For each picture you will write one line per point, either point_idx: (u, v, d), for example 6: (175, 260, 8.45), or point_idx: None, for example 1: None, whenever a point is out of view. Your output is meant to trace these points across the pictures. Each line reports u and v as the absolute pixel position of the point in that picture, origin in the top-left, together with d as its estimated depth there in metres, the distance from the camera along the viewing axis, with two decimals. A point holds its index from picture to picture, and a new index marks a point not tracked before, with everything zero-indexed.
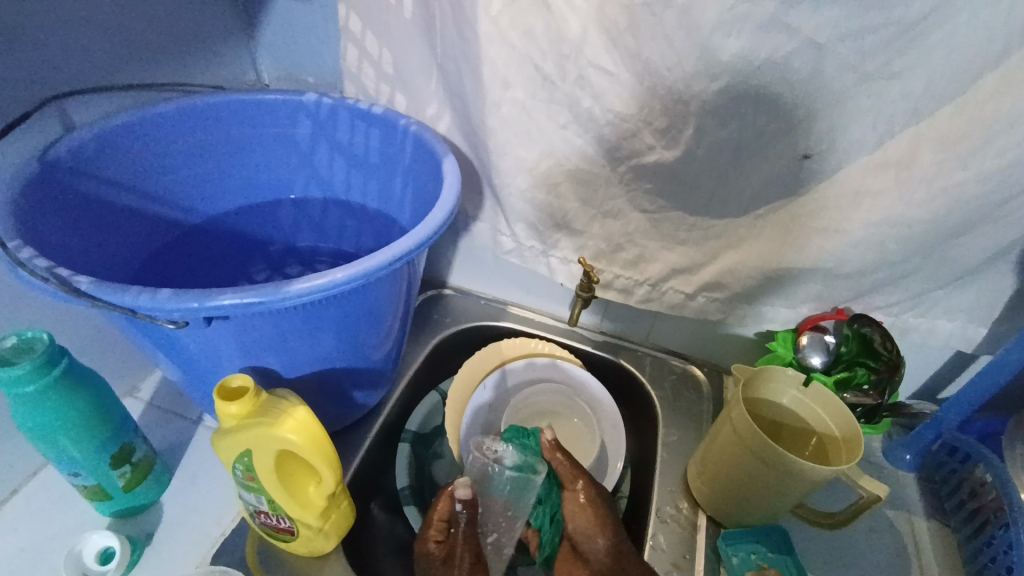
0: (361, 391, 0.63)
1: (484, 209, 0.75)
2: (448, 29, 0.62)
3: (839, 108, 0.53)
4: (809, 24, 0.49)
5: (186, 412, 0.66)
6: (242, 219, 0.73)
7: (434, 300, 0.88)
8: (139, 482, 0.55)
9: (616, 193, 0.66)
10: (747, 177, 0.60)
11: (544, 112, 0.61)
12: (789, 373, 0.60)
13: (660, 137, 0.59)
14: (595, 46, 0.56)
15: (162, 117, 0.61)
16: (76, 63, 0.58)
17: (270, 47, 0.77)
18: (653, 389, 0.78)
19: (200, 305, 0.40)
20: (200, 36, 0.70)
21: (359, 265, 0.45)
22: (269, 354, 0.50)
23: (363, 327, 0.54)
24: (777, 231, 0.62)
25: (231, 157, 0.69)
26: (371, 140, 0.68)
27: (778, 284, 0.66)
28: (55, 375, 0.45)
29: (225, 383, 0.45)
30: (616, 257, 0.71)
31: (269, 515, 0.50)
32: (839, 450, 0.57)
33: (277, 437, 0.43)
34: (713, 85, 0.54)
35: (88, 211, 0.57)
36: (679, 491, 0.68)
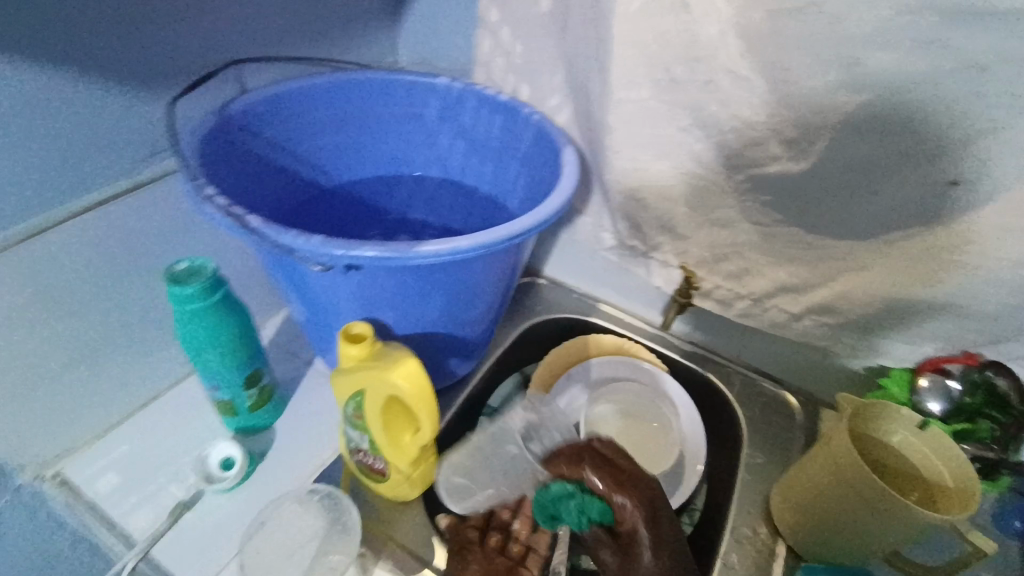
0: (456, 359, 0.67)
1: (590, 204, 0.76)
2: (584, 26, 0.63)
3: (997, 136, 0.49)
4: (971, 45, 0.47)
5: (299, 354, 0.73)
6: (367, 188, 0.79)
7: (527, 288, 0.90)
8: (261, 406, 0.62)
9: (729, 201, 0.64)
10: (878, 199, 0.57)
11: (667, 114, 0.62)
12: (904, 412, 0.56)
13: (787, 148, 0.57)
14: (730, 51, 0.56)
15: (318, 88, 0.68)
16: (257, 35, 0.66)
17: (411, 33, 0.83)
18: (741, 408, 0.76)
19: (344, 253, 0.45)
20: (355, 19, 0.77)
21: (481, 237, 0.48)
22: (386, 309, 0.55)
23: (469, 298, 0.58)
24: (905, 261, 0.58)
25: (367, 130, 0.75)
26: (494, 126, 0.71)
27: (896, 316, 0.62)
28: (215, 298, 0.52)
29: (348, 328, 0.50)
30: (719, 267, 0.70)
31: (367, 455, 0.55)
32: (948, 500, 0.54)
33: (388, 382, 0.47)
34: (855, 98, 0.52)
35: (250, 163, 0.65)
36: (757, 515, 0.66)
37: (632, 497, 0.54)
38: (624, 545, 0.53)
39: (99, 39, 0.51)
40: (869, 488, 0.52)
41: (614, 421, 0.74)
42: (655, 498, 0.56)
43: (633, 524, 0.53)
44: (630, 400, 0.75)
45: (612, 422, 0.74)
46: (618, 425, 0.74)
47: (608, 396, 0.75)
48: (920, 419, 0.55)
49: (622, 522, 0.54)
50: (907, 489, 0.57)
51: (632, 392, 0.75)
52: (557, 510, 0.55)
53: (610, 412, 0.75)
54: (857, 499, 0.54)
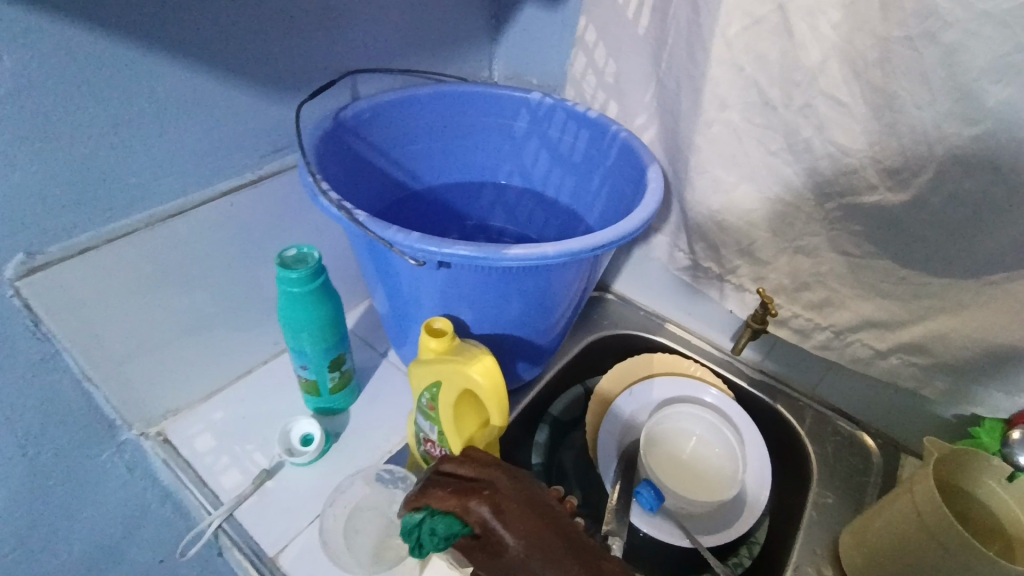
0: (523, 363, 0.69)
1: (668, 223, 0.76)
2: (679, 47, 0.64)
3: None
4: None
5: (375, 345, 0.78)
6: (452, 194, 0.83)
7: (595, 301, 0.91)
8: (341, 389, 0.66)
9: (816, 229, 0.63)
10: (985, 237, 0.53)
11: (759, 137, 0.61)
12: (998, 465, 0.52)
13: (886, 178, 0.56)
14: (832, 77, 0.55)
15: (419, 97, 0.72)
16: (371, 47, 0.71)
17: (505, 50, 0.87)
18: (812, 444, 0.73)
19: (439, 250, 0.48)
20: (457, 34, 0.81)
21: (566, 245, 0.50)
22: (466, 308, 0.58)
23: (544, 304, 0.60)
24: (1010, 303, 0.55)
25: (458, 139, 0.79)
26: (579, 141, 0.73)
27: (998, 362, 0.58)
28: (316, 284, 0.56)
29: (431, 322, 0.53)
30: (799, 296, 0.68)
31: (434, 446, 0.58)
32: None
33: (466, 374, 0.49)
34: (969, 130, 0.49)
35: (353, 164, 0.70)
36: (823, 555, 0.63)
37: (484, 500, 0.49)
38: (491, 552, 0.48)
39: (241, 46, 0.57)
40: (946, 533, 0.50)
41: (681, 444, 0.73)
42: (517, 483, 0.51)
43: (488, 526, 0.48)
44: (703, 429, 0.73)
45: (676, 444, 0.73)
46: (684, 448, 0.73)
47: (681, 421, 0.74)
48: (1010, 471, 0.51)
49: (479, 525, 0.49)
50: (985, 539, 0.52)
51: (706, 420, 0.73)
52: (422, 538, 0.49)
53: (679, 435, 0.73)
54: (931, 545, 0.51)
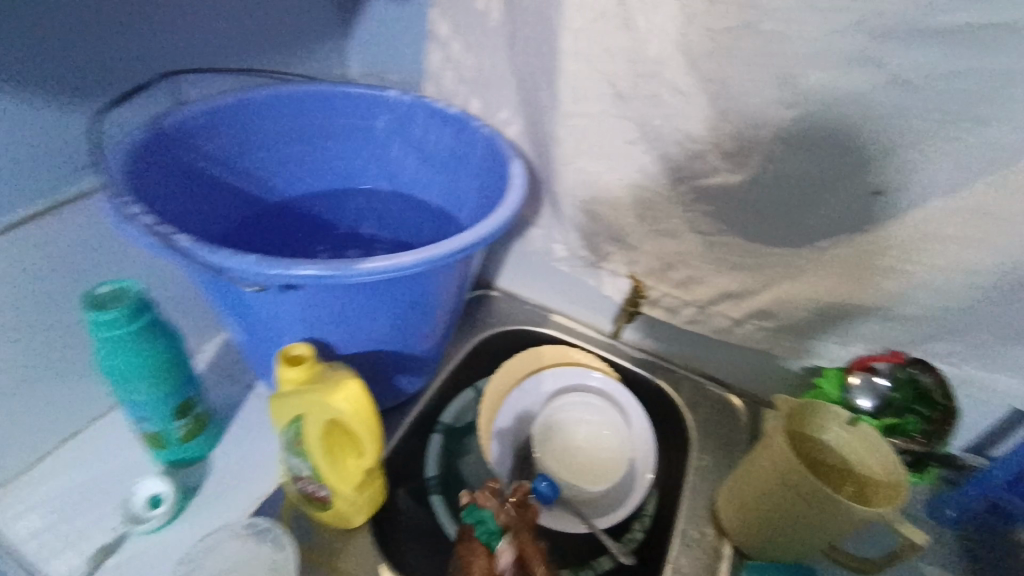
0: (405, 376, 0.65)
1: (540, 216, 0.76)
2: (531, 39, 0.64)
3: (918, 150, 0.52)
4: (896, 62, 0.49)
5: (241, 377, 0.71)
6: (314, 203, 0.76)
7: (481, 300, 0.90)
8: (194, 436, 0.60)
9: (674, 212, 0.66)
10: (812, 210, 0.59)
11: (614, 127, 0.63)
12: (835, 411, 0.58)
13: (726, 160, 0.60)
14: (673, 68, 0.57)
15: (260, 100, 0.65)
16: (193, 45, 0.62)
17: (358, 45, 0.81)
18: (689, 413, 0.78)
19: (284, 273, 0.43)
20: (303, 29, 0.75)
21: (428, 253, 0.47)
22: (331, 329, 0.53)
23: (416, 313, 0.56)
24: (836, 266, 0.61)
25: (312, 144, 0.73)
26: (443, 138, 0.71)
27: (833, 319, 0.65)
28: (141, 324, 0.50)
29: (288, 350, 0.49)
30: (666, 276, 0.72)
31: (309, 482, 0.53)
32: (880, 496, 0.55)
33: (331, 406, 0.46)
34: (789, 114, 0.54)
35: (186, 180, 0.62)
36: (705, 516, 0.67)
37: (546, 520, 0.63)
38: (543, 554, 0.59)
39: (5, 46, 0.47)
40: (807, 486, 0.54)
41: (570, 430, 0.75)
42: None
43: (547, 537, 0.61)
44: (593, 413, 0.76)
45: (566, 430, 0.75)
46: (574, 434, 0.75)
47: (569, 409, 0.76)
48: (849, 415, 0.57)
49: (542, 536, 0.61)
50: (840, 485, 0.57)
51: (594, 405, 0.76)
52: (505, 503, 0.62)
53: (566, 422, 0.75)
54: (795, 497, 0.56)
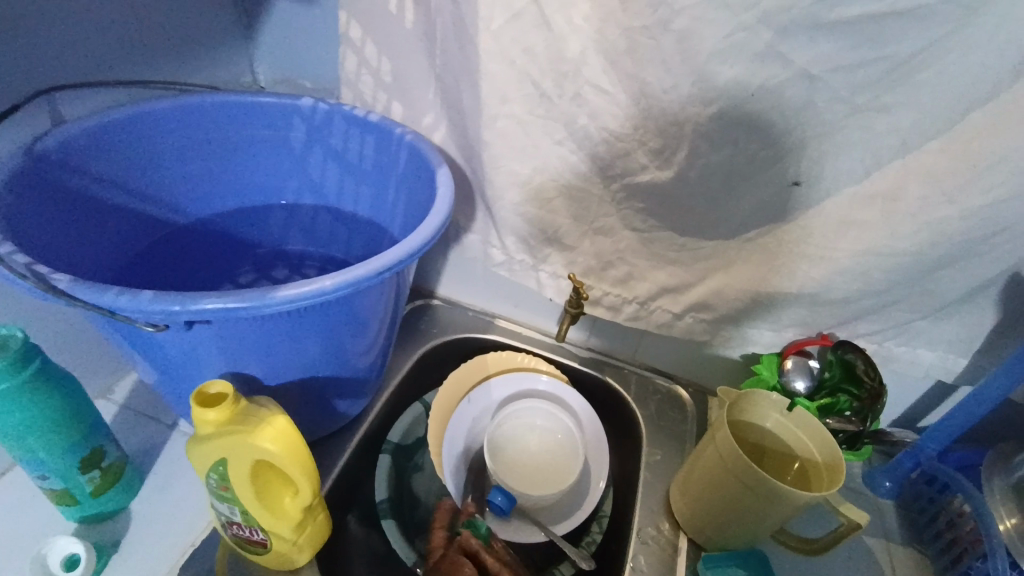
0: (344, 400, 0.62)
1: (475, 221, 0.75)
2: (449, 41, 0.62)
3: (830, 140, 0.54)
4: (803, 56, 0.50)
5: (161, 417, 0.66)
6: (232, 222, 0.72)
7: (422, 310, 0.87)
8: (109, 487, 0.55)
9: (608, 210, 0.66)
10: (738, 202, 0.60)
11: (540, 128, 0.62)
12: (773, 397, 0.59)
13: (653, 157, 0.60)
14: (593, 67, 0.57)
15: (156, 115, 0.60)
16: (69, 58, 0.57)
17: (268, 51, 0.77)
18: (638, 408, 0.78)
19: (183, 307, 0.39)
20: (198, 35, 0.70)
21: (348, 273, 0.44)
22: (252, 361, 0.50)
23: (347, 335, 0.53)
24: (765, 255, 0.63)
25: (223, 159, 0.68)
26: (365, 147, 0.67)
27: (766, 307, 0.66)
28: (28, 373, 0.45)
29: (203, 388, 0.44)
30: (605, 274, 0.71)
31: (242, 527, 0.49)
32: (821, 479, 0.57)
33: (255, 446, 0.42)
34: (707, 109, 0.55)
35: (74, 206, 0.56)
36: (660, 512, 0.67)
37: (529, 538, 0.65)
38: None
39: None
40: (752, 476, 0.55)
41: (521, 438, 0.73)
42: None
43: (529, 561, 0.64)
44: (544, 418, 0.74)
45: (516, 438, 0.73)
46: (525, 442, 0.73)
47: (520, 416, 0.74)
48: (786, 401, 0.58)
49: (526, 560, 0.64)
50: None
51: (545, 410, 0.74)
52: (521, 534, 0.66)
53: (517, 430, 0.73)
54: (742, 488, 0.56)
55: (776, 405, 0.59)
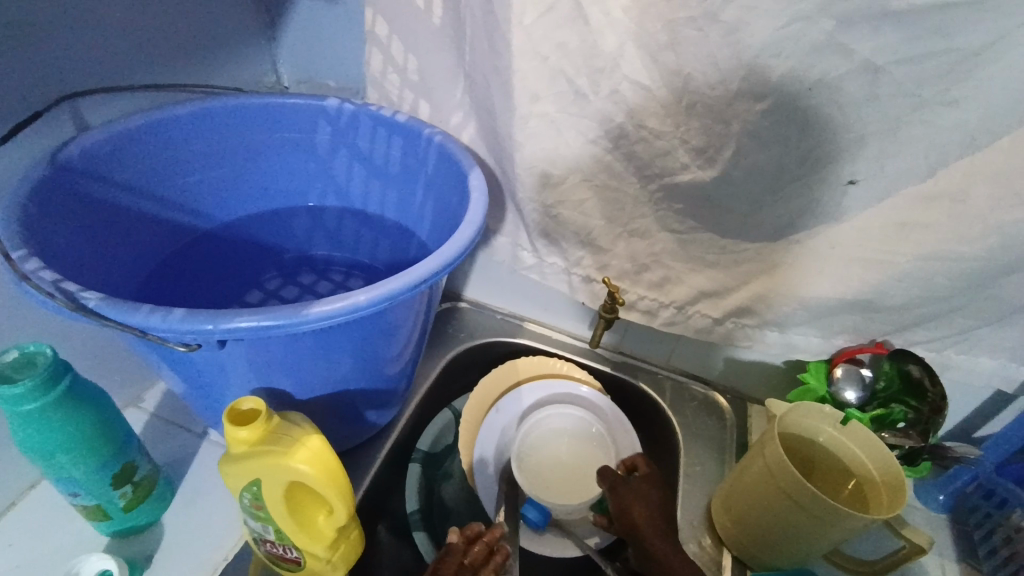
0: (374, 410, 0.60)
1: (504, 223, 0.72)
2: (478, 37, 0.59)
3: (890, 136, 0.50)
4: (865, 46, 0.46)
5: (190, 426, 0.65)
6: (257, 227, 0.71)
7: (449, 313, 0.85)
8: (141, 502, 0.54)
9: (644, 212, 0.63)
10: (786, 203, 0.57)
11: (575, 126, 0.59)
12: (825, 410, 0.56)
13: (696, 156, 0.57)
14: (632, 61, 0.53)
15: (180, 120, 0.59)
16: (92, 63, 0.56)
17: (291, 50, 0.75)
18: (674, 415, 0.75)
19: (213, 326, 0.38)
20: (220, 37, 0.69)
21: (382, 287, 0.42)
22: (282, 375, 0.48)
23: (379, 347, 0.52)
24: (814, 258, 0.59)
25: (247, 164, 0.66)
26: (392, 148, 0.65)
27: (814, 313, 0.62)
28: (58, 392, 0.44)
29: (236, 406, 0.43)
30: (641, 278, 0.68)
31: (276, 545, 0.48)
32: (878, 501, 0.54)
33: (290, 468, 0.41)
34: (758, 105, 0.51)
35: (99, 215, 0.55)
36: (701, 526, 0.65)
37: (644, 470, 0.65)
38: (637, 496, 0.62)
39: None
40: (809, 498, 0.52)
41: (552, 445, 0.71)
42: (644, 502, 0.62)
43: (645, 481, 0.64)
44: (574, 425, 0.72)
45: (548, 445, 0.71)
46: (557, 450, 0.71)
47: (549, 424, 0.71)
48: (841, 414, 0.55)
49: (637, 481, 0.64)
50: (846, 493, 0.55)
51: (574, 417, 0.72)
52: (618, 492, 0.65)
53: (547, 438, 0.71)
54: (796, 510, 0.53)
55: (830, 418, 0.57)
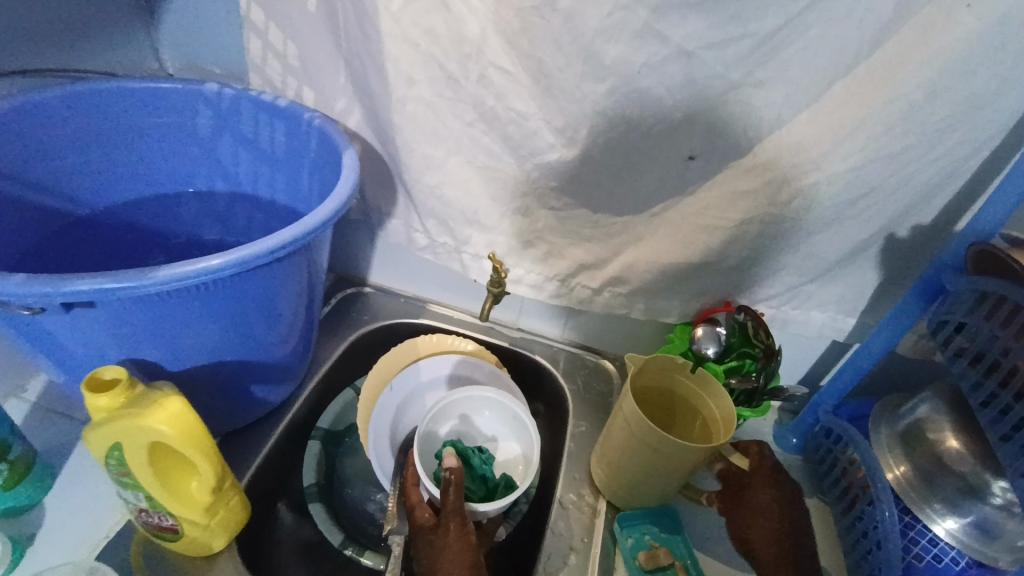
0: (261, 385, 0.62)
1: (396, 206, 0.75)
2: (351, 24, 0.62)
3: (715, 113, 0.56)
4: (679, 33, 0.52)
5: (74, 413, 0.66)
6: (143, 214, 0.71)
7: (353, 297, 0.88)
8: (18, 482, 0.55)
9: (523, 191, 0.67)
10: (639, 178, 0.63)
11: (448, 110, 0.63)
12: (676, 361, 0.63)
13: (559, 136, 0.61)
14: (493, 48, 0.58)
15: (46, 105, 0.58)
16: None
17: (173, 40, 0.75)
18: (565, 382, 0.81)
19: (56, 289, 0.40)
20: (92, 20, 0.69)
21: (235, 252, 0.45)
22: (149, 346, 0.49)
23: (253, 319, 0.54)
24: (670, 228, 0.66)
25: (126, 149, 0.66)
26: (276, 133, 0.67)
27: (673, 279, 0.69)
28: None
29: (96, 374, 0.44)
30: (526, 253, 0.72)
31: (150, 514, 0.49)
32: (751, 455, 0.66)
33: (150, 428, 0.43)
34: (601, 86, 0.56)
35: None
36: (582, 479, 0.70)
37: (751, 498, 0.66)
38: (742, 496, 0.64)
39: None
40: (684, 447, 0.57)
41: (469, 422, 0.71)
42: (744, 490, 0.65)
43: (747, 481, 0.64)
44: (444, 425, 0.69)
45: (465, 431, 0.70)
46: (477, 429, 0.71)
47: (470, 406, 0.70)
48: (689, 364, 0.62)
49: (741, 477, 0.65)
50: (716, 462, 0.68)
51: (450, 420, 0.70)
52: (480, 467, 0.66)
53: (455, 423, 0.70)
54: (678, 461, 0.59)
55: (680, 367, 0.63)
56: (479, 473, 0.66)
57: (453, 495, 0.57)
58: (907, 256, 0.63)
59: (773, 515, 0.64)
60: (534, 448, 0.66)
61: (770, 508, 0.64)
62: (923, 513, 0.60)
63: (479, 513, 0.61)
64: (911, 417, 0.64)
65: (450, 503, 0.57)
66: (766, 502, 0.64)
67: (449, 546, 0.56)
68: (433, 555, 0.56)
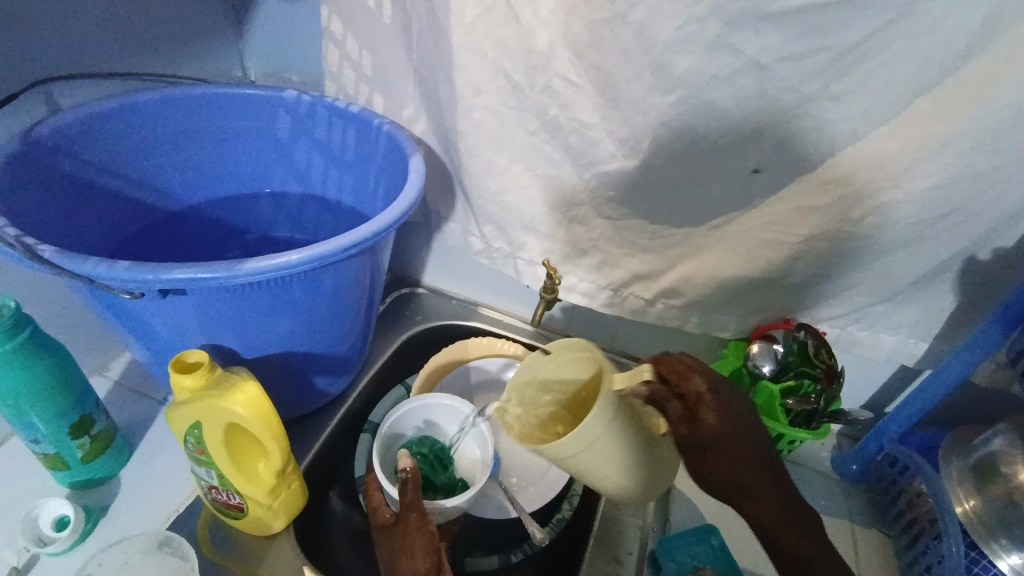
0: (323, 377, 0.65)
1: (456, 210, 0.77)
2: (424, 35, 0.64)
3: (785, 126, 0.55)
4: (752, 45, 0.52)
5: (151, 392, 0.71)
6: (221, 209, 0.75)
7: (408, 297, 0.90)
8: (97, 456, 0.59)
9: (582, 199, 0.67)
10: (700, 190, 0.62)
11: (513, 118, 0.64)
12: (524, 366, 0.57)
13: (621, 146, 0.61)
14: (561, 59, 0.59)
15: (145, 108, 0.64)
16: (68, 52, 0.63)
17: (258, 48, 0.80)
18: None
19: (155, 276, 0.44)
20: (188, 30, 0.74)
21: (313, 249, 0.48)
22: (228, 334, 0.53)
23: (322, 313, 0.56)
24: (730, 242, 0.65)
25: (212, 149, 0.71)
26: (347, 137, 0.70)
27: (731, 294, 0.68)
28: (21, 340, 0.50)
29: (182, 357, 0.48)
30: (580, 261, 0.72)
31: (220, 491, 0.52)
32: (686, 382, 0.48)
33: (228, 409, 0.46)
34: (667, 97, 0.56)
35: (69, 190, 0.60)
36: None
37: (710, 417, 0.47)
38: (690, 410, 0.48)
39: None
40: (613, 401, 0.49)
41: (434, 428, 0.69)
42: (699, 399, 0.48)
43: (698, 391, 0.48)
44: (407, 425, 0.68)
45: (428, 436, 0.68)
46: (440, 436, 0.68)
47: (430, 412, 0.68)
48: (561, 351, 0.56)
49: (692, 391, 0.48)
50: (661, 403, 0.48)
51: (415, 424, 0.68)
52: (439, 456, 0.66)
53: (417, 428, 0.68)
54: (628, 414, 0.51)
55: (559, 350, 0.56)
56: (440, 465, 0.65)
57: (410, 494, 0.54)
58: (989, 282, 0.60)
59: (734, 447, 0.47)
60: (489, 446, 0.65)
61: (729, 437, 0.47)
62: (988, 547, 0.56)
63: (448, 509, 0.58)
64: (986, 449, 0.60)
65: (407, 500, 0.54)
66: (720, 428, 0.47)
67: (411, 541, 0.53)
68: (396, 551, 0.53)
